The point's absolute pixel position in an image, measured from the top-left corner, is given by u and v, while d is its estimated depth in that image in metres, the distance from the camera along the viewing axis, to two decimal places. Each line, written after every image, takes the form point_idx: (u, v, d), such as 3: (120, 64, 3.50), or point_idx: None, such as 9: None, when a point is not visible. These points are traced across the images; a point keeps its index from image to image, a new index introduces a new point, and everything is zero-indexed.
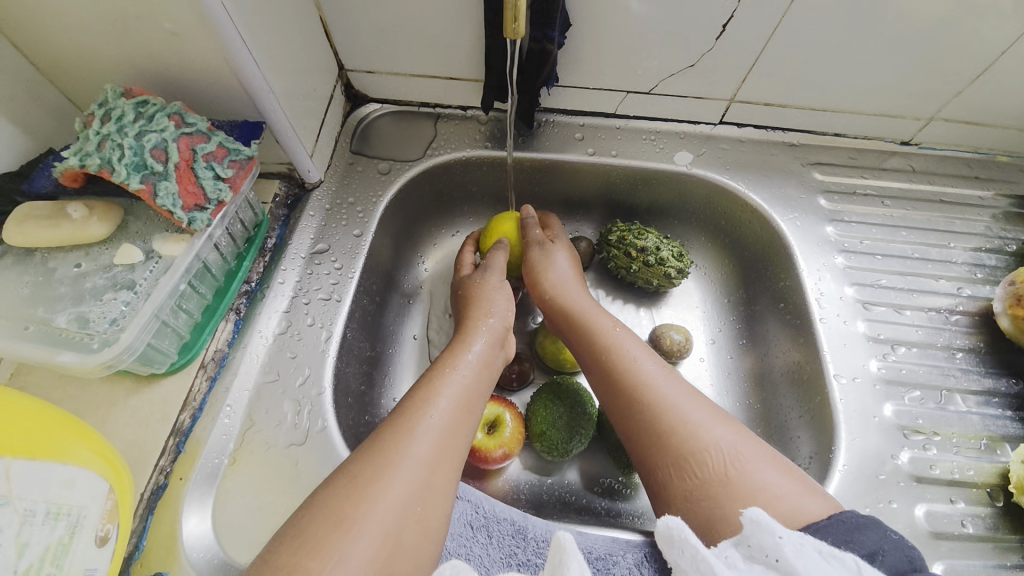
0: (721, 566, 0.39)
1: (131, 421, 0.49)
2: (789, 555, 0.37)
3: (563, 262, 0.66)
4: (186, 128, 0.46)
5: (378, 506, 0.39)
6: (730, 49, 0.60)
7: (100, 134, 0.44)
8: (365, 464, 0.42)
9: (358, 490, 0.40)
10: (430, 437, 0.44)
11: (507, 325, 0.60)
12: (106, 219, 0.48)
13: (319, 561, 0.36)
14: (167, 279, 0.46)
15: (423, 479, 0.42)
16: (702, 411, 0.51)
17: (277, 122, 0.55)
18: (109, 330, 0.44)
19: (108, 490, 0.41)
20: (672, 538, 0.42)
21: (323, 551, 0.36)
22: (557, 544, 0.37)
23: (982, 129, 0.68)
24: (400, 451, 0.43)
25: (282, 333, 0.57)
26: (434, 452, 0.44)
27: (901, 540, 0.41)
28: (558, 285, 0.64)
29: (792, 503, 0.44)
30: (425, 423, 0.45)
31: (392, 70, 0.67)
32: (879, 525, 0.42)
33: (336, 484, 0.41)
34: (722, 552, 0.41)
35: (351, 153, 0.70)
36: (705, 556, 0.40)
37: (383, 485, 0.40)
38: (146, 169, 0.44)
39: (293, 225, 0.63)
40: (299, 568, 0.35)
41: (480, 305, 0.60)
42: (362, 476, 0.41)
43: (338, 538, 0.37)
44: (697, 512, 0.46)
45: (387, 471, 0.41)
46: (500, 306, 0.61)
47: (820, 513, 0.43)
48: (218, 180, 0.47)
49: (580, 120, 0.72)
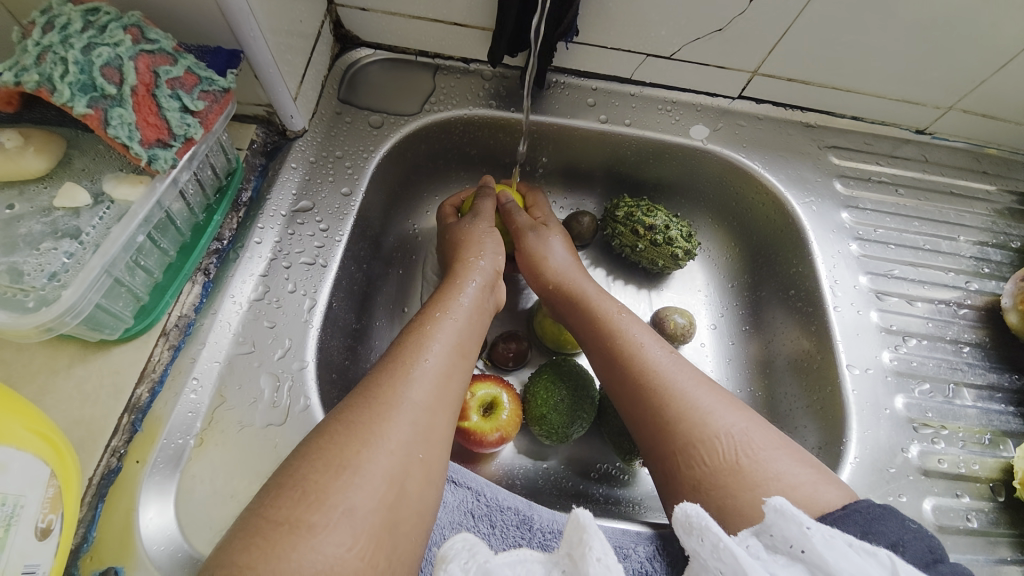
0: (743, 556, 0.31)
1: (77, 395, 0.42)
2: (818, 547, 0.30)
3: (560, 246, 0.60)
4: (147, 45, 0.39)
5: (380, 452, 0.35)
6: (767, 16, 0.55)
7: (40, 44, 0.36)
8: (359, 408, 0.37)
9: (356, 434, 0.35)
10: (426, 379, 0.40)
11: (499, 270, 0.56)
12: (46, 151, 0.40)
13: (323, 513, 0.32)
14: (120, 229, 0.39)
15: (425, 425, 0.38)
16: (712, 396, 0.44)
17: (257, 54, 0.47)
18: (47, 287, 0.36)
19: (49, 475, 0.35)
20: (688, 526, 0.33)
21: (327, 501, 0.32)
22: (575, 521, 0.32)
23: (998, 123, 0.65)
24: (398, 395, 0.38)
25: (258, 300, 0.50)
26: (433, 396, 0.40)
27: (922, 528, 0.35)
28: (557, 265, 0.58)
29: (809, 491, 0.37)
30: (420, 366, 0.41)
31: (388, 10, 0.59)
32: (894, 511, 0.35)
33: (329, 429, 0.36)
34: (742, 541, 0.33)
35: (337, 101, 0.62)
36: (728, 543, 0.32)
37: (384, 429, 0.36)
38: (96, 91, 0.36)
39: (272, 177, 0.56)
40: (302, 524, 0.31)
41: (471, 246, 0.56)
42: (359, 421, 0.36)
43: (342, 486, 0.33)
44: (707, 502, 0.39)
45: (385, 415, 0.37)
46: (489, 247, 0.56)
47: (834, 503, 0.36)
48: (185, 113, 0.40)
49: (592, 83, 0.66)
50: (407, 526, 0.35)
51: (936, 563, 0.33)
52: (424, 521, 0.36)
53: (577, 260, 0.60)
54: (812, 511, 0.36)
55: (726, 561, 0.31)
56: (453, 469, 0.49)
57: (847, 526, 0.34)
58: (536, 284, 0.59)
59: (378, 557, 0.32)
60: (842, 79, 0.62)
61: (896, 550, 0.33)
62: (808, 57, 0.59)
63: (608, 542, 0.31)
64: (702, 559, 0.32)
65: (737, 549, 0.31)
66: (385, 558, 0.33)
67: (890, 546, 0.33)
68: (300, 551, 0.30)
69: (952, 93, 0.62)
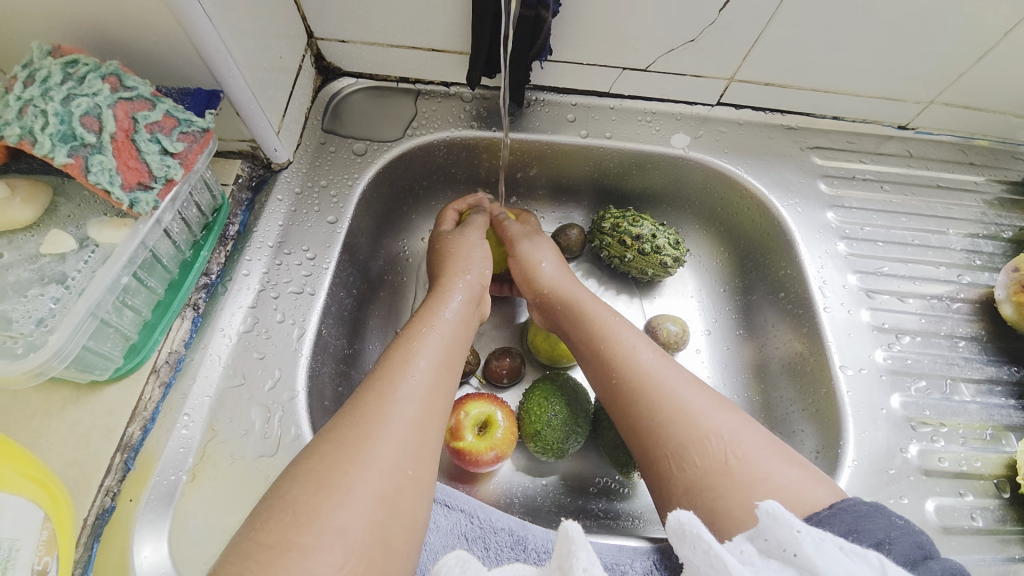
0: (735, 564, 0.31)
1: (69, 436, 0.43)
2: (809, 550, 0.30)
3: (549, 258, 0.59)
4: (124, 93, 0.40)
5: (371, 471, 0.35)
6: (735, 26, 0.56)
7: (22, 99, 0.37)
8: (346, 427, 0.38)
9: (346, 454, 0.36)
10: (414, 396, 0.41)
11: (484, 283, 0.56)
12: (32, 201, 0.41)
13: (314, 534, 0.32)
14: (105, 272, 0.40)
15: (415, 440, 0.38)
16: (703, 397, 0.44)
17: (237, 92, 0.48)
18: (34, 333, 0.37)
19: (43, 519, 0.35)
20: (681, 534, 0.33)
21: (318, 521, 0.32)
22: (562, 533, 0.31)
23: (979, 114, 0.65)
24: (384, 414, 0.38)
25: (247, 332, 0.51)
26: (422, 412, 0.40)
27: (908, 522, 0.34)
28: (552, 274, 0.58)
29: (795, 490, 0.37)
30: (408, 383, 0.41)
31: (367, 40, 0.60)
32: (880, 508, 0.34)
33: (319, 450, 0.36)
34: (735, 547, 0.32)
35: (322, 131, 0.63)
36: (719, 551, 0.31)
37: (374, 448, 0.36)
38: (76, 140, 0.37)
39: (258, 211, 0.57)
40: (293, 547, 0.31)
41: (454, 259, 0.56)
42: (349, 441, 0.36)
43: (333, 506, 0.33)
44: (697, 505, 0.39)
45: (375, 434, 0.37)
46: (471, 258, 0.57)
47: (822, 502, 0.35)
48: (165, 155, 0.41)
49: (571, 99, 0.67)
50: (400, 541, 0.35)
51: (925, 560, 0.32)
52: (416, 538, 0.36)
53: (568, 267, 0.60)
54: (800, 511, 0.35)
55: (717, 569, 0.31)
56: (446, 492, 0.49)
57: (831, 525, 0.33)
58: (530, 294, 0.59)
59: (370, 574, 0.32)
60: (818, 80, 0.63)
61: (881, 548, 0.32)
62: (783, 60, 0.60)
63: (597, 554, 0.30)
64: (696, 568, 0.32)
65: (728, 556, 0.31)
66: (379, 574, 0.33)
67: (875, 545, 0.32)
68: (292, 572, 0.30)
69: (929, 88, 0.62)
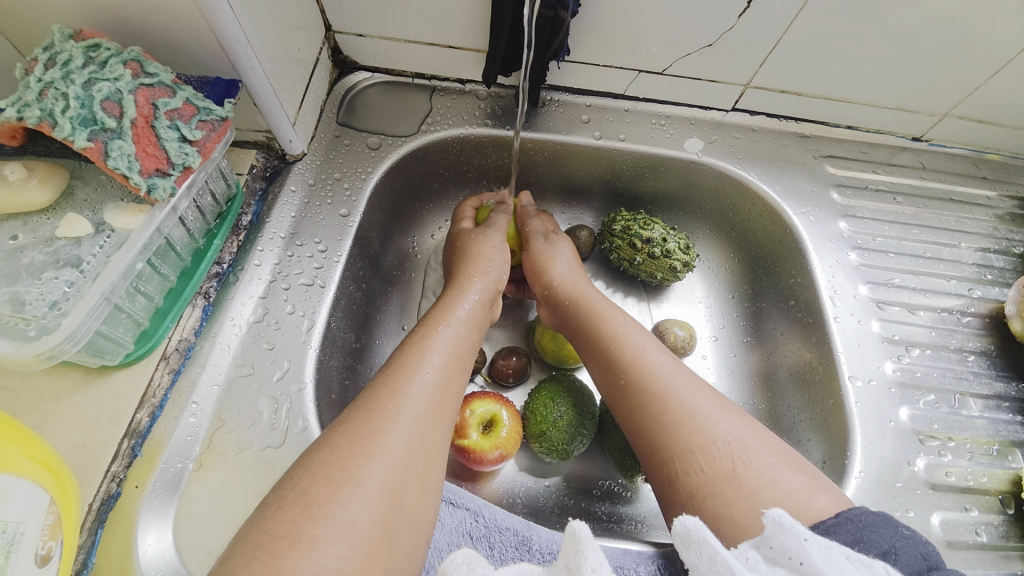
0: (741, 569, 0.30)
1: (78, 420, 0.43)
2: (816, 558, 0.29)
3: (567, 253, 0.60)
4: (146, 79, 0.40)
5: (379, 463, 0.35)
6: (753, 33, 0.56)
7: (42, 81, 0.37)
8: (357, 419, 0.37)
9: (355, 447, 0.35)
10: (425, 391, 0.40)
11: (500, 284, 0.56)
12: (49, 183, 0.41)
13: (323, 526, 0.31)
14: (119, 257, 0.40)
15: (422, 434, 0.38)
16: (711, 402, 0.43)
17: (255, 83, 0.48)
18: (47, 316, 0.37)
19: (49, 502, 0.35)
20: (687, 539, 0.33)
21: (325, 513, 0.32)
22: (569, 532, 0.31)
23: (994, 129, 0.65)
24: (396, 407, 0.38)
25: (257, 321, 0.51)
26: (431, 406, 0.40)
27: (915, 534, 0.34)
28: (562, 274, 0.58)
29: (801, 498, 0.36)
30: (420, 379, 0.41)
31: (385, 35, 0.60)
32: (886, 518, 0.34)
33: (329, 442, 0.36)
34: (741, 553, 0.32)
35: (336, 124, 0.63)
36: (726, 556, 0.31)
37: (384, 441, 0.36)
38: (97, 124, 0.37)
39: (271, 202, 0.57)
40: (302, 538, 0.31)
41: (469, 258, 0.56)
42: (357, 433, 0.36)
43: (342, 498, 0.33)
44: (702, 511, 0.38)
45: (382, 427, 0.37)
46: (485, 254, 0.57)
47: (829, 511, 0.35)
48: (184, 142, 0.41)
49: (586, 100, 0.67)
50: (404, 537, 0.34)
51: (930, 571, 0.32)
52: (421, 537, 0.36)
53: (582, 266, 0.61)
54: (806, 519, 0.35)
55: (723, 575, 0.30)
56: (451, 490, 0.49)
57: (839, 534, 0.33)
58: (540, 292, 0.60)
59: (375, 567, 0.32)
60: (834, 89, 0.62)
61: (886, 559, 0.32)
62: (800, 67, 0.60)
63: (604, 556, 0.30)
64: (701, 573, 0.31)
65: (735, 562, 0.31)
66: (384, 568, 0.32)
67: (881, 555, 0.32)
68: (300, 563, 0.30)
69: (945, 100, 0.62)
